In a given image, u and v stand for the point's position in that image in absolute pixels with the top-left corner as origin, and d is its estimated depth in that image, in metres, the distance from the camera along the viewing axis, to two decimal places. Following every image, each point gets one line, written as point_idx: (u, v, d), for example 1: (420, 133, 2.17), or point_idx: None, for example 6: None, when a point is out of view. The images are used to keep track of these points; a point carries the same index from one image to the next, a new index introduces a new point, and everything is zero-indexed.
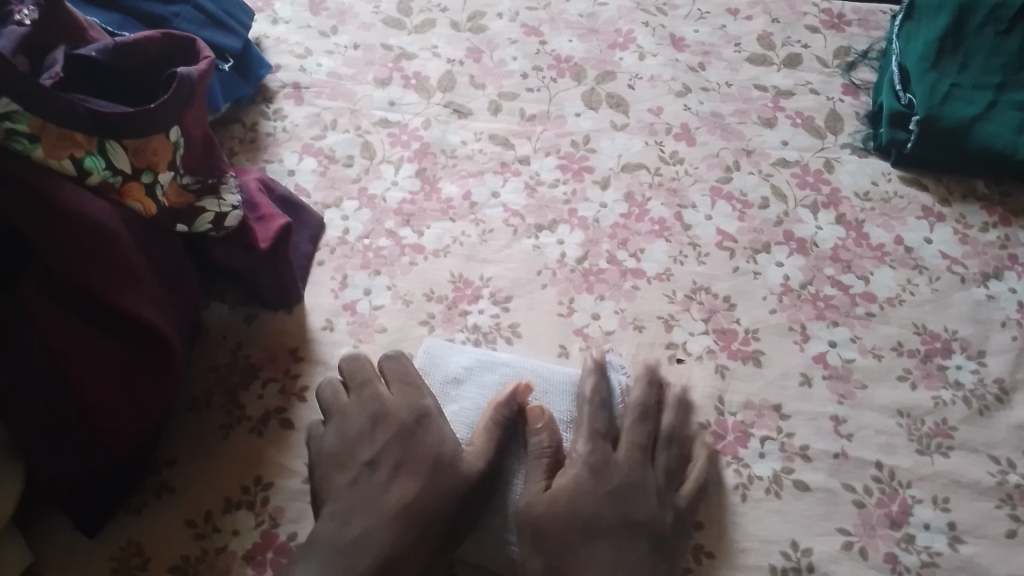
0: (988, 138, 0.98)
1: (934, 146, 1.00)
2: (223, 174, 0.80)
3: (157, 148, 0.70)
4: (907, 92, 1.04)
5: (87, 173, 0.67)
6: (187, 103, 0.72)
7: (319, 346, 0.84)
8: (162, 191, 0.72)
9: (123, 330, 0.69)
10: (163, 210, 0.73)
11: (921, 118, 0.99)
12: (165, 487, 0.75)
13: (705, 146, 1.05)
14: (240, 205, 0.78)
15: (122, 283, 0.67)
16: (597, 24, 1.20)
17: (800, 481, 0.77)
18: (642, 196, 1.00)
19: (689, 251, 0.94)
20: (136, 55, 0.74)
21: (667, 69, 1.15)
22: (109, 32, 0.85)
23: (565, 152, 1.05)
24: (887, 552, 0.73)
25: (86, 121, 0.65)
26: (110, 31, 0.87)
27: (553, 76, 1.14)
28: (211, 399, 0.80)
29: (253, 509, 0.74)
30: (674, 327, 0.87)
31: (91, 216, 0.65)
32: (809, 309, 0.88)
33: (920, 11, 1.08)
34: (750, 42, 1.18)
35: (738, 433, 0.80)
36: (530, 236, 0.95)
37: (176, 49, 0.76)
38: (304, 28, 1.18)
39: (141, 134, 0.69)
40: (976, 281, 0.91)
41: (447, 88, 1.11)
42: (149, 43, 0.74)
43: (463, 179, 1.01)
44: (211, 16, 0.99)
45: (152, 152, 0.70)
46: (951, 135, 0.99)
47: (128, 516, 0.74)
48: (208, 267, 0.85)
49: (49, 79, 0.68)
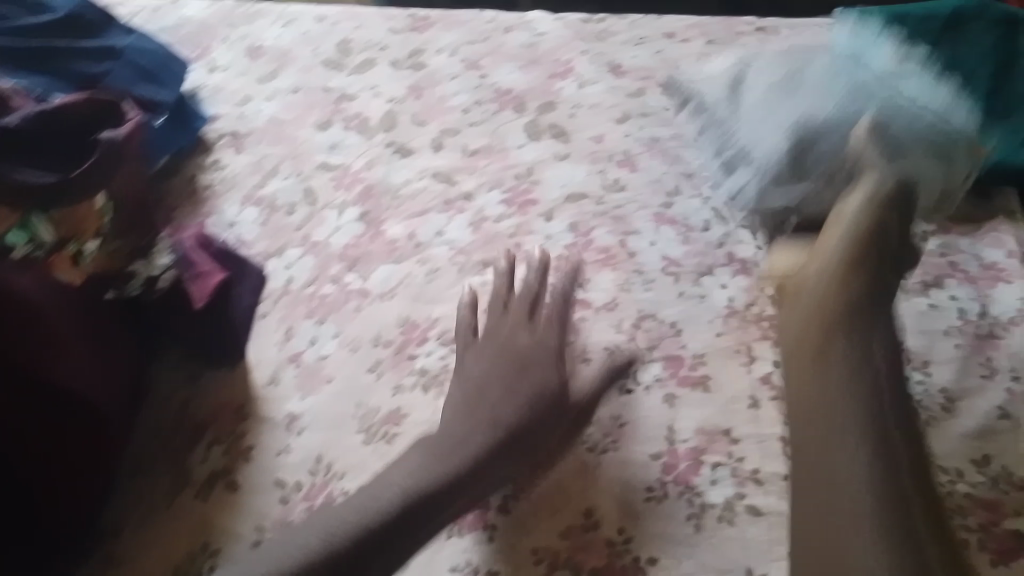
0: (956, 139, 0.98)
1: None
2: (156, 235, 0.78)
3: (81, 217, 0.72)
4: None
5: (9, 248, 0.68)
6: (114, 166, 0.74)
7: (266, 403, 0.83)
8: (90, 259, 0.73)
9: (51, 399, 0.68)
10: (91, 278, 0.73)
11: None
12: (110, 559, 0.74)
13: (648, 172, 1.06)
14: (173, 267, 0.77)
15: (48, 353, 0.68)
16: (537, 54, 1.21)
17: (752, 506, 0.76)
18: (587, 225, 1.01)
19: (636, 278, 0.95)
20: (60, 121, 0.74)
21: (607, 96, 1.16)
22: (37, 97, 0.85)
23: (509, 185, 1.05)
24: None
25: (14, 190, 0.69)
26: (38, 95, 0.87)
27: (495, 109, 1.14)
28: (157, 462, 0.79)
29: None
30: (623, 358, 0.88)
31: (15, 292, 0.66)
32: (755, 331, 0.89)
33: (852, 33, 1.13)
34: (687, 64, 1.19)
35: (690, 461, 0.80)
36: (476, 272, 0.95)
37: (104, 113, 0.77)
38: (244, 75, 1.17)
39: (61, 204, 0.71)
40: (918, 292, 0.93)
41: (389, 127, 1.12)
42: (74, 107, 0.75)
43: (408, 219, 1.01)
44: (143, 70, 0.99)
45: (77, 220, 0.72)
46: None
47: None
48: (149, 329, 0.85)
49: None
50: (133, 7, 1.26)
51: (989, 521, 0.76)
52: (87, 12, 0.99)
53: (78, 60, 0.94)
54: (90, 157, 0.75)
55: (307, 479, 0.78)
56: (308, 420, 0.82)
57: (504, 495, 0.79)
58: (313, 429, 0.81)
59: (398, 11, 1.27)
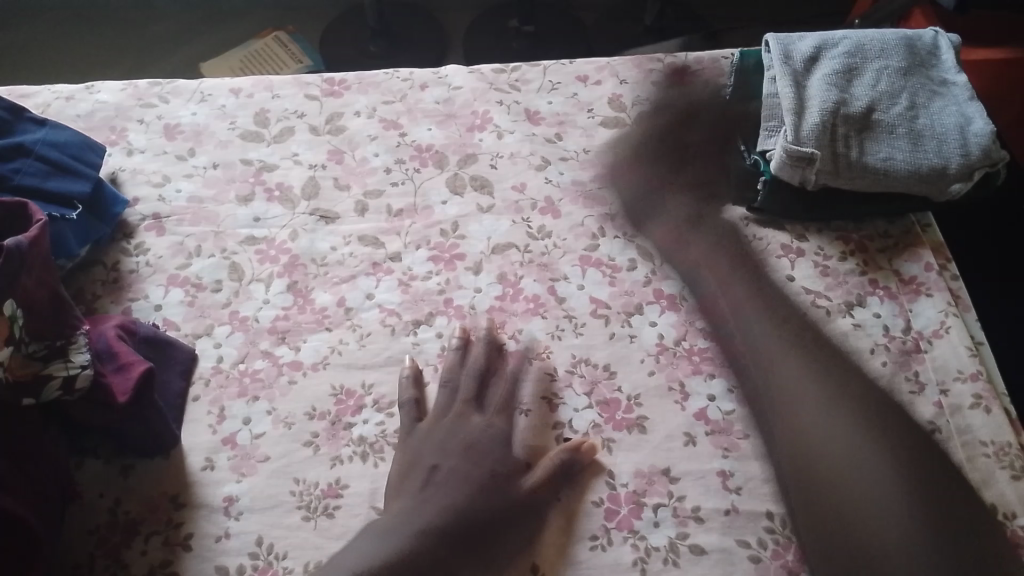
0: (929, 121, 1.03)
1: (783, 202, 1.04)
2: (74, 332, 0.78)
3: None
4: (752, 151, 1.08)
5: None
6: (21, 272, 0.73)
7: (201, 488, 0.82)
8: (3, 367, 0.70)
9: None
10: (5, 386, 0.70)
11: (769, 180, 1.04)
12: None
13: (570, 216, 1.08)
14: (91, 364, 0.76)
15: None
16: (453, 108, 1.23)
17: (696, 544, 0.78)
18: (515, 275, 1.01)
19: (566, 324, 0.95)
20: None
21: (525, 144, 1.17)
22: None
23: (436, 242, 1.06)
24: None
25: None
26: None
27: (416, 166, 1.15)
28: (93, 563, 0.77)
29: None
30: (559, 405, 0.88)
31: None
32: (686, 365, 0.91)
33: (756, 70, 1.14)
34: (600, 106, 1.22)
35: (631, 505, 0.80)
36: (408, 333, 0.95)
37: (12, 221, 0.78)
38: (161, 154, 1.17)
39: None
40: (841, 312, 0.95)
41: (311, 195, 1.12)
42: None
43: (336, 285, 1.01)
44: (56, 164, 0.98)
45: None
46: (798, 193, 1.03)
47: None
48: (75, 426, 0.82)
49: None
50: (43, 95, 1.25)
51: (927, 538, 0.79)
52: None
53: None
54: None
55: (249, 562, 0.77)
56: (246, 503, 0.80)
57: None
58: (252, 512, 0.80)
59: (313, 76, 1.28)
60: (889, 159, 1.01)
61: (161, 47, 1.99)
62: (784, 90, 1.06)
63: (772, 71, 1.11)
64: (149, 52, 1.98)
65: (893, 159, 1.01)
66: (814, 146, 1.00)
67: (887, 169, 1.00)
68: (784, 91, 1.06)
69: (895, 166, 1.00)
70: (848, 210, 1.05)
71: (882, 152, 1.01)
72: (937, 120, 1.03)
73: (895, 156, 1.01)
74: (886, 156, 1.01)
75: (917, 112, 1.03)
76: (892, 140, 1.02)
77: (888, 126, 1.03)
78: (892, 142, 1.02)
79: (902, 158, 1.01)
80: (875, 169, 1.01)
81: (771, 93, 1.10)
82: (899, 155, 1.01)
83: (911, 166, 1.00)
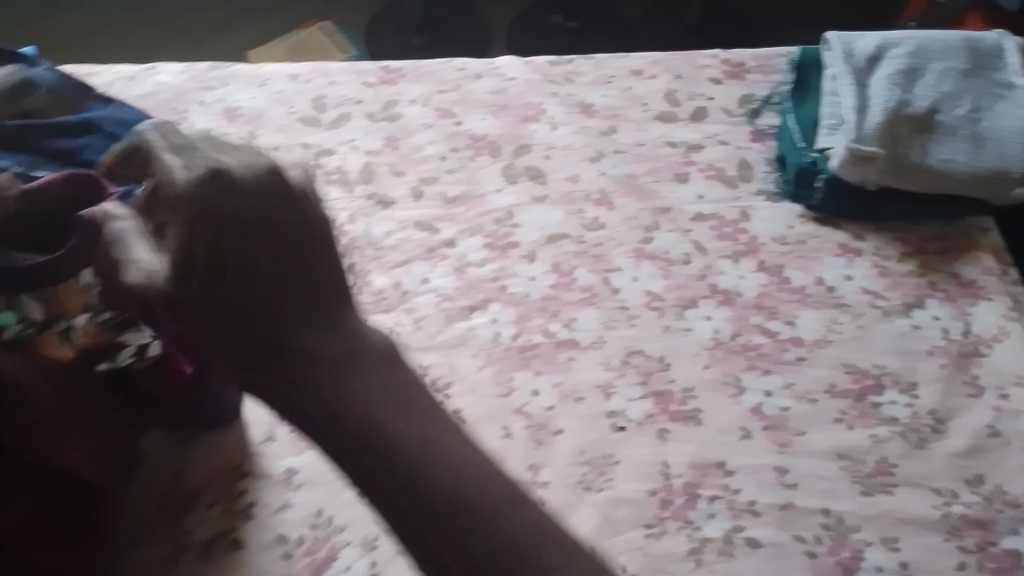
0: (991, 125, 1.03)
1: (841, 200, 1.04)
2: None
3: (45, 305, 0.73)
4: (810, 149, 1.08)
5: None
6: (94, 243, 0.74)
7: (261, 461, 0.83)
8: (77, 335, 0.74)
9: (39, 484, 0.69)
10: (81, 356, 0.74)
11: (828, 177, 1.03)
12: None
13: (624, 209, 1.07)
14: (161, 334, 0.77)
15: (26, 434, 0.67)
16: (507, 99, 1.23)
17: (750, 537, 0.77)
18: (568, 265, 1.02)
19: (619, 315, 0.95)
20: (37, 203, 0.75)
21: (579, 136, 1.17)
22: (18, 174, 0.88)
23: (489, 231, 1.06)
24: None
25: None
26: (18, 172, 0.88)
27: (470, 155, 1.16)
28: (155, 529, 0.79)
29: None
30: (612, 395, 0.88)
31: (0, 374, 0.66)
32: (740, 360, 0.90)
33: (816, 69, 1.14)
34: (655, 100, 1.22)
35: (686, 496, 0.80)
36: (462, 319, 0.96)
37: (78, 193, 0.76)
38: (219, 136, 1.18)
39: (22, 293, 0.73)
40: (899, 313, 0.95)
41: (367, 180, 1.13)
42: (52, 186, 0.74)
43: (391, 270, 1.02)
44: (123, 142, 1.00)
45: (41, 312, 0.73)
46: (857, 191, 1.03)
47: None
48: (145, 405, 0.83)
49: None
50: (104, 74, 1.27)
51: (984, 540, 0.78)
52: (59, 91, 1.02)
53: (51, 137, 0.96)
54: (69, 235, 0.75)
55: (309, 534, 0.79)
56: (305, 477, 0.82)
57: None
58: (311, 485, 0.82)
59: (368, 65, 1.29)
60: (952, 161, 1.00)
61: (212, 35, 2.01)
62: (845, 90, 1.05)
63: (832, 70, 1.11)
64: (202, 37, 2.00)
65: (956, 161, 1.00)
66: (875, 146, 1.00)
67: (950, 172, 1.00)
68: (846, 91, 1.06)
69: (958, 169, 1.00)
70: (908, 210, 1.04)
71: (945, 154, 1.01)
72: (999, 125, 1.03)
73: (958, 159, 1.00)
74: (950, 157, 1.00)
75: (978, 117, 1.04)
76: (956, 143, 1.02)
77: (951, 128, 1.03)
78: (954, 145, 1.02)
79: (965, 162, 1.00)
80: (939, 170, 1.00)
81: (831, 92, 1.09)
82: (962, 159, 1.00)
83: (974, 171, 1.00)
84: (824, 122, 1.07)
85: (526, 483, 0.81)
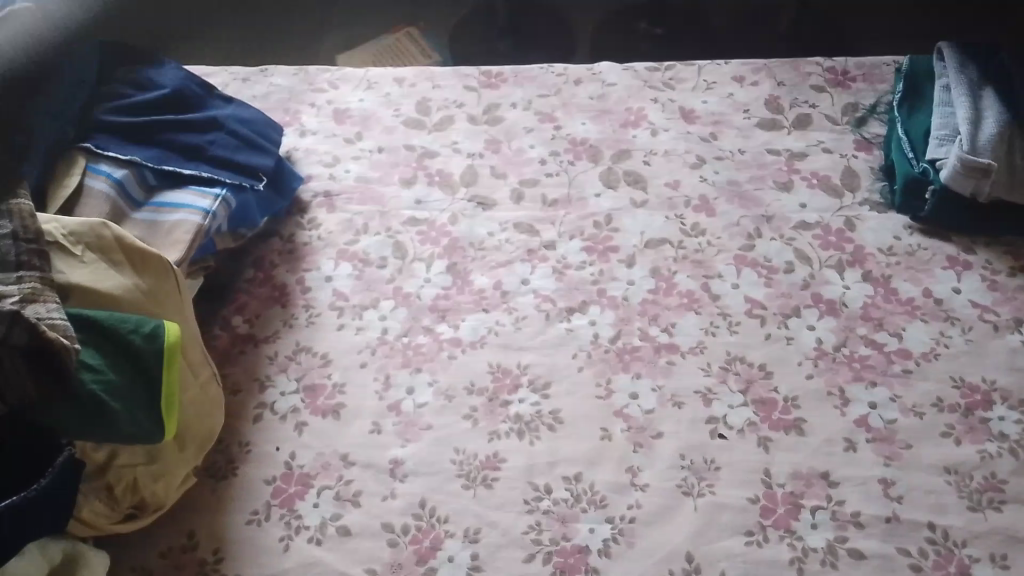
0: None
1: (953, 209, 1.01)
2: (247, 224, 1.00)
3: (135, 270, 0.81)
4: (920, 159, 1.05)
5: (126, 362, 0.76)
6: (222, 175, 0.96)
7: (368, 449, 0.88)
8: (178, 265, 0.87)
9: None
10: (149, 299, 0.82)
11: (941, 188, 1.01)
12: (205, 563, 0.82)
13: (725, 215, 1.06)
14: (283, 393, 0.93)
15: None
16: (608, 104, 1.18)
17: (855, 549, 0.80)
18: (668, 270, 1.01)
19: (721, 320, 0.96)
20: (198, 152, 0.97)
21: (680, 143, 1.14)
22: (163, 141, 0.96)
23: (589, 234, 1.05)
24: (959, 566, 0.79)
25: (152, 178, 0.93)
26: (162, 148, 0.95)
27: (571, 159, 1.13)
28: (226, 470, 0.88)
29: (209, 567, 0.82)
30: (713, 401, 0.89)
31: None
32: (847, 371, 0.91)
33: (925, 89, 1.12)
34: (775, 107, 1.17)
35: (789, 505, 0.83)
36: (562, 319, 0.97)
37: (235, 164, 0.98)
38: (330, 137, 1.16)
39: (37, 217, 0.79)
40: (1009, 328, 0.94)
41: (469, 182, 1.11)
42: (223, 149, 0.98)
43: (493, 269, 1.02)
44: (244, 138, 1.01)
45: None
46: (968, 200, 1.01)
47: (184, 550, 0.83)
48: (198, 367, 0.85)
49: (115, 126, 0.93)
50: (220, 77, 1.24)
51: None
52: (189, 86, 1.01)
53: (178, 130, 0.97)
54: (209, 165, 0.96)
55: (413, 522, 0.83)
56: (411, 467, 0.87)
57: (604, 539, 0.81)
58: (416, 476, 0.86)
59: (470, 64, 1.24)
60: None
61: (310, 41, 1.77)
62: (959, 99, 1.02)
63: (945, 81, 1.08)
64: (281, 35, 1.78)
65: None
66: (991, 157, 0.97)
67: None
68: (959, 101, 1.03)
69: None
70: (1018, 224, 1.01)
71: None
72: None
73: None
74: None
75: None
76: None
77: None
78: None
79: None
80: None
81: (944, 102, 1.06)
82: None
83: None
84: (936, 131, 1.04)
85: (626, 484, 0.84)
